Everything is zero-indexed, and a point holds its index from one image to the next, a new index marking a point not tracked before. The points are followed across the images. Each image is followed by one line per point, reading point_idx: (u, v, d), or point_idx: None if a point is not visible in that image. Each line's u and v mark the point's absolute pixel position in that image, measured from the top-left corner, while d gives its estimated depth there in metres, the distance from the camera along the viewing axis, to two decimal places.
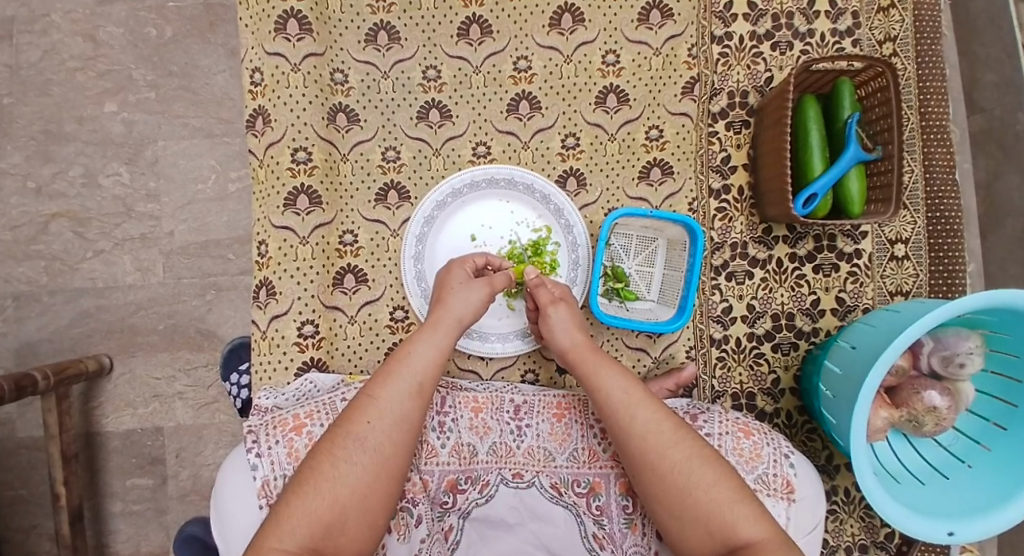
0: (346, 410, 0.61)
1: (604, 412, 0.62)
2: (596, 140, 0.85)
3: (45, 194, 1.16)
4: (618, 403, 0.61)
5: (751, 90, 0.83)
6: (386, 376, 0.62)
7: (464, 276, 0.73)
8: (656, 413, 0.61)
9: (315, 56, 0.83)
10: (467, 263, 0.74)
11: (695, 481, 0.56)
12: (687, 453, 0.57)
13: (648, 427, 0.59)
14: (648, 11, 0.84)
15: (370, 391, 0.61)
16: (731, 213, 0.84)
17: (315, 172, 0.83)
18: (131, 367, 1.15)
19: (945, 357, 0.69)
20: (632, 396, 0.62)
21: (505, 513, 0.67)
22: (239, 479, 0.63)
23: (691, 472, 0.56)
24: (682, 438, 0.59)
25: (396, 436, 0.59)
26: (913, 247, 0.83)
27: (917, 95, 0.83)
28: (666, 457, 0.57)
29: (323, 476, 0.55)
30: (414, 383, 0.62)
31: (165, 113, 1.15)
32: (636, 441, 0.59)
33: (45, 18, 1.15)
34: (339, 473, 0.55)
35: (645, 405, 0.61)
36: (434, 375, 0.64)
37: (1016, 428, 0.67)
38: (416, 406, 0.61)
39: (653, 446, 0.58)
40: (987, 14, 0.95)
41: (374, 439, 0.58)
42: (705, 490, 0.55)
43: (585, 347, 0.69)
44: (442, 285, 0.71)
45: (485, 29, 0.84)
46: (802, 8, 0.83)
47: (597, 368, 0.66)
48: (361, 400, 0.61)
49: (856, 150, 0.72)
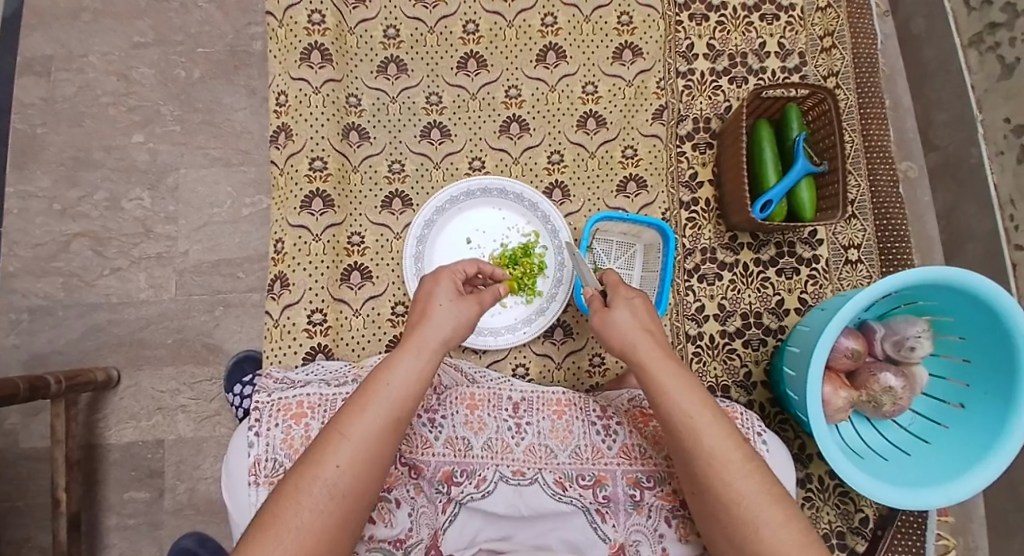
0: (313, 444, 0.56)
1: (679, 427, 0.58)
2: (579, 156, 0.94)
3: (69, 215, 1.25)
4: (681, 421, 0.58)
5: (713, 117, 0.95)
6: (358, 407, 0.57)
7: (448, 292, 0.69)
8: (722, 432, 0.57)
9: (333, 81, 0.92)
10: (454, 275, 0.71)
11: (763, 517, 0.52)
12: (755, 485, 0.54)
13: (715, 450, 0.56)
14: (620, 50, 0.96)
15: (340, 424, 0.56)
16: (700, 222, 0.94)
17: (330, 178, 0.90)
18: (137, 380, 1.21)
19: (897, 340, 0.77)
20: (699, 406, 0.58)
21: (502, 507, 0.70)
22: (239, 451, 0.69)
23: (757, 505, 0.53)
24: (753, 469, 0.55)
25: (368, 472, 0.56)
26: (865, 252, 0.92)
27: (858, 121, 0.95)
28: (733, 487, 0.54)
29: (284, 525, 0.50)
30: (389, 414, 0.58)
31: (188, 144, 1.27)
32: (704, 463, 0.56)
33: (82, 58, 1.29)
34: (302, 520, 0.51)
35: (707, 425, 0.57)
36: (412, 403, 0.60)
37: (968, 405, 0.74)
38: (390, 437, 0.58)
39: (719, 474, 0.55)
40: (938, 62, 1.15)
41: (342, 484, 0.54)
42: (771, 529, 0.51)
43: (640, 350, 0.63)
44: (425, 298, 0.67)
45: (481, 63, 0.95)
46: (755, 49, 0.97)
47: (659, 380, 0.61)
48: (332, 435, 0.56)
49: (804, 163, 0.83)
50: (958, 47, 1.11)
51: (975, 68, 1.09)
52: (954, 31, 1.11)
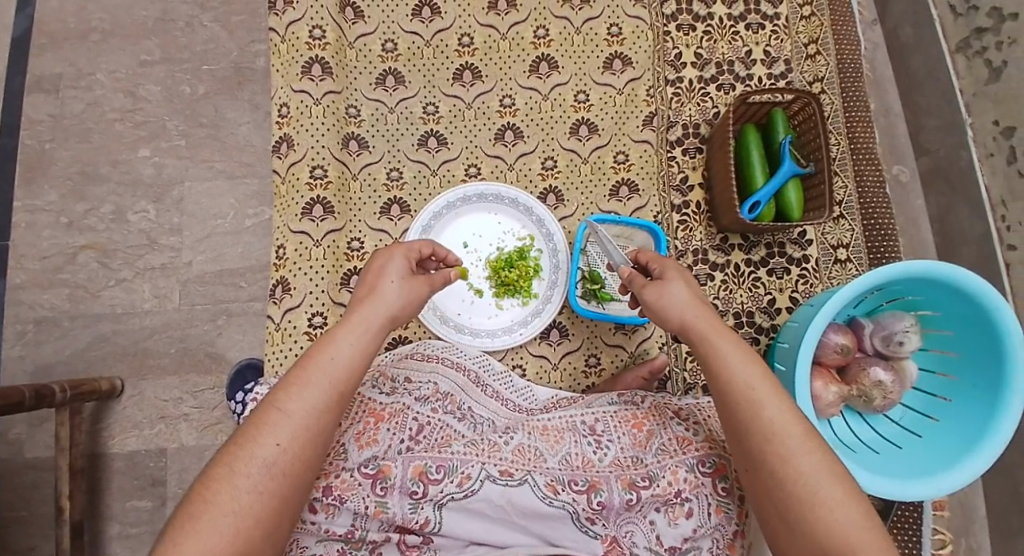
0: (247, 423, 0.52)
1: (734, 398, 0.54)
2: (572, 162, 0.97)
3: (76, 228, 1.27)
4: (737, 391, 0.54)
5: (702, 123, 0.98)
6: (301, 383, 0.54)
7: (400, 269, 0.67)
8: (785, 407, 0.51)
9: (333, 93, 0.95)
10: (410, 252, 0.69)
11: (821, 495, 0.46)
12: (817, 462, 0.48)
13: (777, 424, 0.50)
14: (611, 60, 0.99)
15: (278, 401, 0.53)
16: (691, 224, 0.96)
17: (329, 186, 0.92)
18: (141, 389, 1.23)
19: (885, 336, 0.78)
20: (755, 377, 0.54)
21: (486, 507, 0.61)
22: None
23: (820, 482, 0.47)
24: (814, 444, 0.49)
25: (313, 449, 0.53)
26: (854, 251, 0.94)
27: (844, 124, 0.98)
28: (790, 463, 0.48)
29: (219, 510, 0.45)
30: (331, 388, 0.55)
31: (193, 157, 1.30)
32: (761, 439, 0.51)
33: (90, 76, 1.33)
34: (238, 504, 0.46)
35: (770, 400, 0.52)
36: (354, 378, 0.57)
37: (956, 398, 0.76)
38: (330, 414, 0.55)
39: (777, 449, 0.49)
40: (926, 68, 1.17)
41: (283, 463, 0.50)
42: (832, 508, 0.45)
43: (695, 320, 0.60)
44: (375, 272, 0.65)
45: (476, 74, 0.98)
46: (741, 57, 1.00)
47: (712, 348, 0.57)
48: (269, 414, 0.52)
49: (791, 164, 0.86)
50: (946, 52, 1.14)
51: (964, 72, 1.12)
52: (941, 38, 1.15)
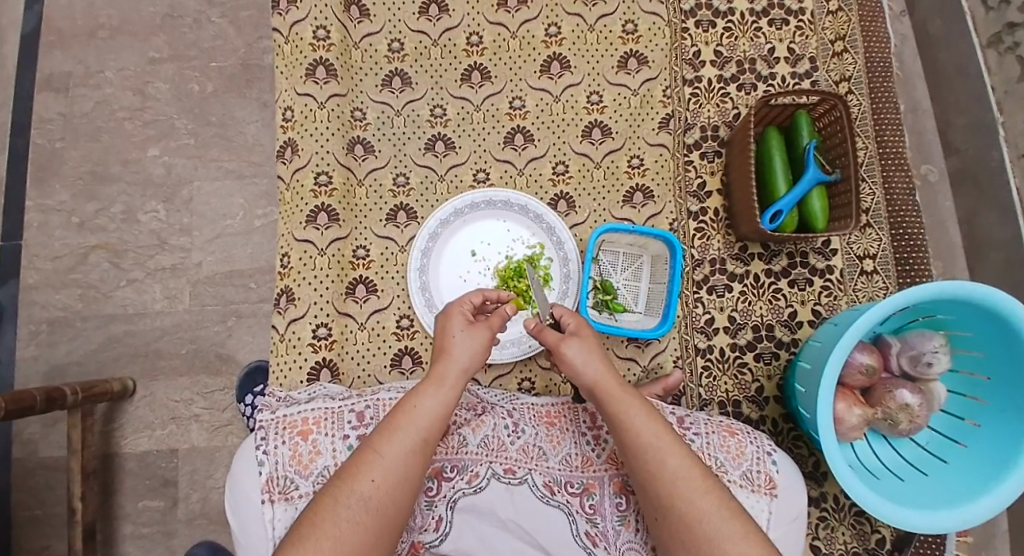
0: (349, 463, 0.64)
1: (643, 453, 0.65)
2: (584, 167, 0.93)
3: (88, 228, 1.28)
4: (649, 446, 0.65)
5: (721, 125, 0.93)
6: (389, 433, 0.65)
7: (464, 323, 0.75)
8: (688, 459, 0.64)
9: (338, 96, 0.93)
10: (465, 307, 0.76)
11: (723, 532, 0.59)
12: (717, 503, 0.60)
13: (680, 473, 0.62)
14: (626, 59, 0.95)
15: (374, 447, 0.64)
16: (709, 232, 0.92)
17: (335, 193, 0.90)
18: (152, 390, 1.23)
19: (913, 356, 0.75)
20: (660, 435, 0.66)
21: (492, 506, 0.73)
22: (249, 467, 0.71)
23: (719, 520, 0.59)
24: (712, 488, 0.62)
25: (397, 497, 0.62)
26: (881, 262, 0.90)
27: (872, 127, 0.93)
28: (695, 504, 0.61)
29: (325, 535, 0.57)
30: (417, 441, 0.64)
31: (202, 157, 1.29)
32: (669, 486, 0.62)
33: (99, 74, 1.32)
34: (340, 533, 0.57)
35: (675, 453, 0.64)
36: (435, 432, 0.66)
37: (987, 424, 0.72)
38: (417, 464, 0.64)
39: (683, 493, 0.61)
40: (954, 65, 1.12)
41: (375, 500, 0.60)
42: (733, 542, 0.58)
43: (608, 381, 0.71)
44: (444, 332, 0.73)
45: (485, 75, 0.95)
46: (763, 55, 0.95)
47: (626, 408, 0.68)
48: (366, 456, 0.63)
49: (815, 171, 0.82)
50: (977, 47, 1.10)
51: (995, 68, 1.08)
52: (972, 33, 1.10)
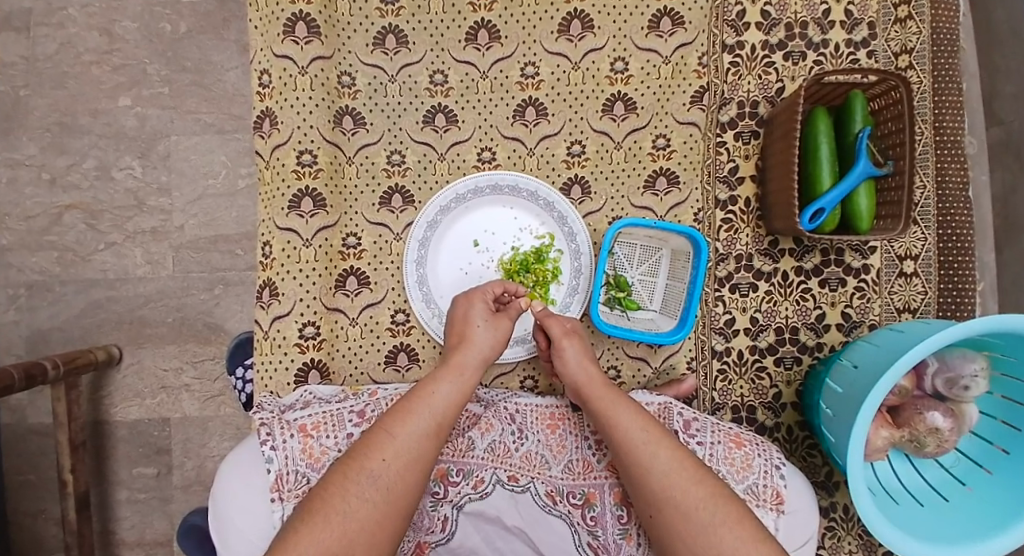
0: (360, 442, 0.60)
1: (633, 449, 0.61)
2: (602, 147, 0.83)
3: (59, 186, 1.18)
4: (641, 441, 0.61)
5: (761, 101, 0.82)
6: (404, 413, 0.62)
7: (486, 313, 0.72)
8: (677, 450, 0.61)
9: (323, 59, 0.81)
10: (488, 294, 0.73)
11: (721, 519, 0.56)
12: (710, 491, 0.58)
13: (672, 465, 0.60)
14: (658, 18, 0.82)
15: (387, 426, 0.61)
16: (737, 224, 0.83)
17: (320, 175, 0.81)
18: (140, 358, 1.18)
19: (949, 378, 0.68)
20: (649, 431, 0.62)
21: (497, 512, 0.69)
22: (253, 468, 0.65)
23: (717, 506, 0.57)
24: (705, 476, 0.60)
25: (409, 476, 0.58)
26: (922, 264, 0.81)
27: (931, 109, 0.82)
28: (690, 494, 0.58)
29: (333, 509, 0.54)
30: (432, 422, 0.62)
31: (178, 108, 1.16)
32: (659, 478, 0.59)
33: (61, 11, 1.17)
34: (349, 507, 0.54)
35: (666, 445, 0.61)
36: (451, 416, 0.63)
37: (1017, 453, 0.67)
38: (430, 445, 0.61)
39: (679, 483, 0.59)
40: (1009, 25, 0.96)
41: (386, 477, 0.57)
42: (729, 527, 0.56)
43: (598, 382, 0.69)
44: (466, 317, 0.71)
45: (493, 34, 0.82)
46: (816, 17, 0.81)
47: (614, 405, 0.65)
48: (378, 434, 0.60)
49: (866, 165, 0.71)
50: None
51: None
52: None
